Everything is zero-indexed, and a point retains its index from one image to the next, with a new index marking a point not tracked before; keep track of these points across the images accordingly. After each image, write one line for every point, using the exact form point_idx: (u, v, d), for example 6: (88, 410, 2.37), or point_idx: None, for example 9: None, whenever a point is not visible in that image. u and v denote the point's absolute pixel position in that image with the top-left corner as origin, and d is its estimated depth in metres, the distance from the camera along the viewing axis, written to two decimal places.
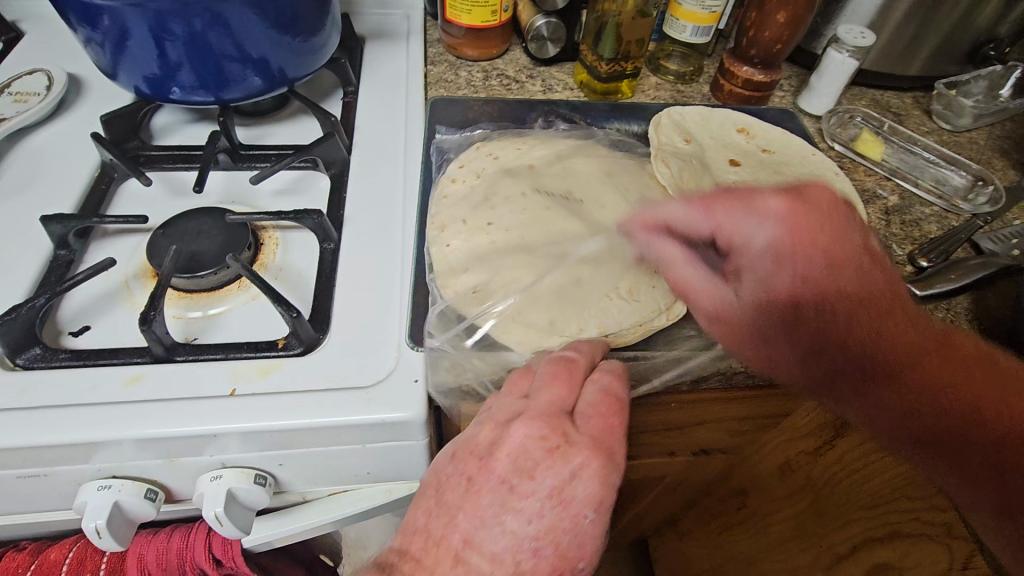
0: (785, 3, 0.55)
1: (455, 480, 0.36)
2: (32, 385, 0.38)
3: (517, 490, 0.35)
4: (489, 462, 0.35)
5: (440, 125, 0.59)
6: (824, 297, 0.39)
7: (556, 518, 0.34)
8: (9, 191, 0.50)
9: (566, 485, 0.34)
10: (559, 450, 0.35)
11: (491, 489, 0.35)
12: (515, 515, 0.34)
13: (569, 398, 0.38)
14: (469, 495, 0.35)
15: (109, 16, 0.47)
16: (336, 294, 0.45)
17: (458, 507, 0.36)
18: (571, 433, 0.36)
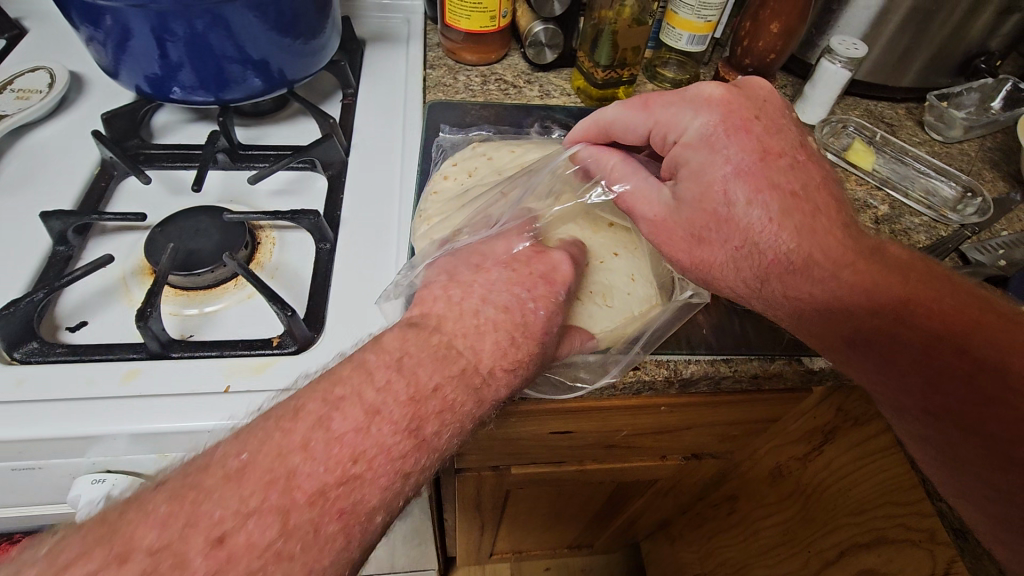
0: (780, 14, 0.56)
1: (440, 287, 0.40)
2: (29, 378, 0.39)
3: (507, 279, 0.40)
4: (491, 262, 0.42)
5: (442, 126, 0.59)
6: (779, 184, 0.39)
7: (513, 330, 0.38)
8: (10, 186, 0.50)
9: (550, 270, 0.42)
10: (543, 253, 0.43)
11: (480, 279, 0.41)
12: (477, 324, 0.38)
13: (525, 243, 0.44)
14: (450, 289, 0.40)
15: (112, 16, 0.48)
16: (330, 295, 0.46)
17: (436, 300, 0.39)
18: (539, 255, 0.43)
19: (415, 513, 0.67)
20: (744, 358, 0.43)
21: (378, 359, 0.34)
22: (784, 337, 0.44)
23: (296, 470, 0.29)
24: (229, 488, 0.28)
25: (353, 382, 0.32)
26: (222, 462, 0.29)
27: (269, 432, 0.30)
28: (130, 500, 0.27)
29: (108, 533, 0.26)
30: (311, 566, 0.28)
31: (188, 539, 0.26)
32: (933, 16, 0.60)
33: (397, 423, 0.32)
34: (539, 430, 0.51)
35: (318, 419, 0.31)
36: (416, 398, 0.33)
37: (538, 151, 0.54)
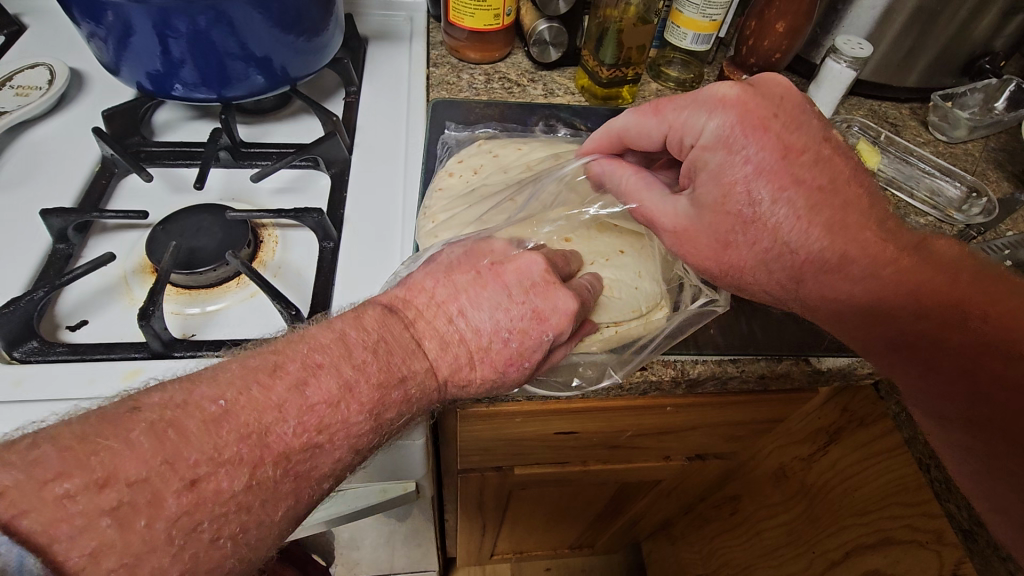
0: (785, 14, 0.56)
1: (436, 278, 0.37)
2: (28, 378, 0.38)
3: (508, 296, 0.37)
4: (499, 270, 0.38)
5: (449, 124, 0.59)
6: (808, 180, 0.38)
7: (477, 354, 0.35)
8: (9, 184, 0.50)
9: (545, 308, 0.37)
10: (552, 288, 0.38)
11: (475, 287, 0.37)
12: (454, 334, 0.35)
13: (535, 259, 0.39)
14: (444, 280, 0.37)
15: (113, 12, 0.47)
16: (334, 293, 0.45)
17: (423, 289, 0.36)
18: (539, 285, 0.38)
19: (416, 513, 0.67)
20: (753, 358, 0.43)
21: (359, 338, 0.32)
22: (792, 336, 0.43)
23: (270, 429, 0.28)
24: (207, 434, 0.26)
25: (331, 352, 0.30)
26: (199, 404, 0.27)
27: (247, 383, 0.28)
28: (108, 417, 0.26)
29: (86, 455, 0.24)
30: (263, 522, 0.27)
31: (164, 477, 0.25)
32: (938, 16, 0.60)
33: (363, 406, 0.30)
34: (544, 430, 0.51)
35: (296, 381, 0.29)
36: (384, 385, 0.31)
37: (544, 150, 0.54)
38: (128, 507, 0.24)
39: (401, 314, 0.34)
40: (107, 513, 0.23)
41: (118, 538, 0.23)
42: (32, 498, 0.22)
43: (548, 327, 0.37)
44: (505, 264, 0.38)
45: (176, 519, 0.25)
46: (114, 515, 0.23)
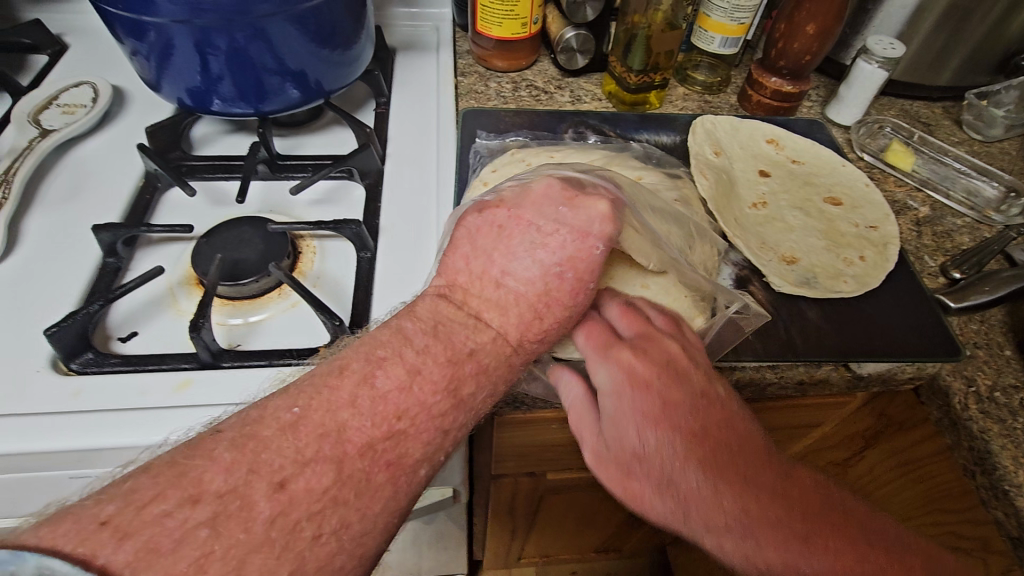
0: (816, 15, 0.55)
1: (480, 233, 0.36)
2: (84, 389, 0.40)
3: (541, 228, 0.35)
4: (515, 211, 0.36)
5: (481, 131, 0.60)
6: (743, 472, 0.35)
7: (537, 301, 0.34)
8: (59, 200, 0.51)
9: (581, 220, 0.35)
10: (578, 199, 0.36)
11: (502, 241, 0.35)
12: (504, 294, 0.33)
13: (553, 191, 0.37)
14: (470, 250, 0.35)
15: (156, 31, 0.49)
16: (372, 304, 0.46)
17: (458, 269, 0.35)
18: (566, 216, 0.35)
19: (444, 517, 0.67)
20: (792, 364, 0.42)
21: (414, 325, 0.32)
22: (830, 341, 0.43)
23: (346, 423, 0.27)
24: (286, 439, 0.26)
25: (393, 344, 0.30)
26: (276, 415, 0.27)
27: (317, 387, 0.28)
28: (192, 443, 0.26)
29: (178, 476, 0.24)
30: (361, 513, 0.26)
31: (251, 484, 0.25)
32: (971, 14, 0.59)
33: (436, 383, 0.30)
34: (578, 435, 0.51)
35: (363, 375, 0.29)
36: (453, 359, 0.31)
37: (577, 157, 0.54)
38: (223, 515, 0.23)
39: (451, 299, 0.34)
40: (204, 523, 0.23)
41: (218, 544, 0.23)
42: (134, 521, 0.22)
43: (597, 236, 0.35)
44: (519, 208, 0.36)
45: (273, 520, 0.24)
46: (212, 524, 0.23)
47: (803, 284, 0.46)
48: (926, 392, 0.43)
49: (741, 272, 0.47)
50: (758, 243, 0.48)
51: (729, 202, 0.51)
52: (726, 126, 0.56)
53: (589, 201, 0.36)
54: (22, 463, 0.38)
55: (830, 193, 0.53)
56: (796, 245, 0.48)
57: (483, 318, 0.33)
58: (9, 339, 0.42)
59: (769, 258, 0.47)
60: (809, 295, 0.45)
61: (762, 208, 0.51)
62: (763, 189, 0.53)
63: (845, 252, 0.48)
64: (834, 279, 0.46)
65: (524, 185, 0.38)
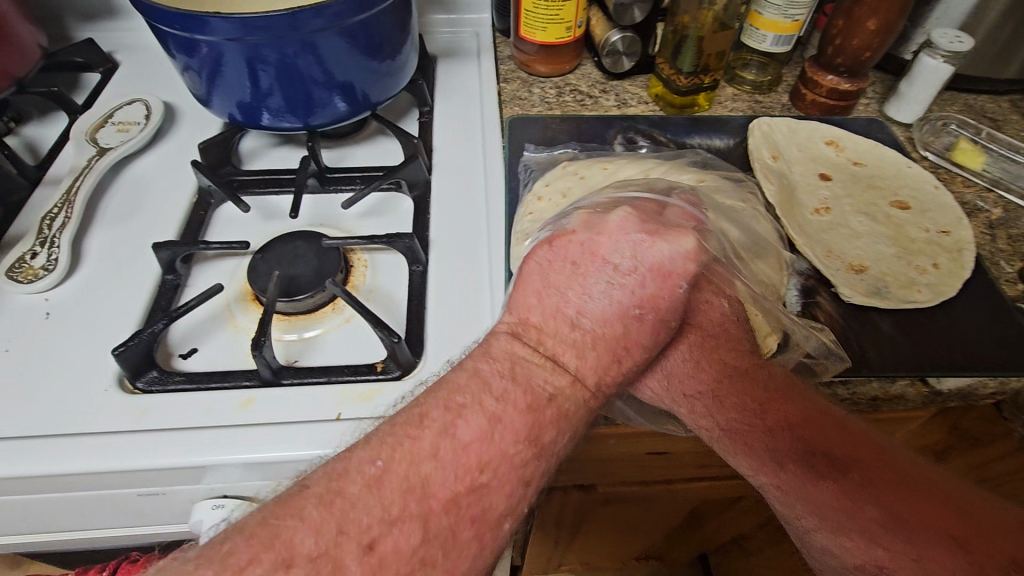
0: (877, 10, 0.53)
1: (556, 269, 0.35)
2: (151, 407, 0.40)
3: (621, 267, 0.35)
4: (592, 247, 0.36)
5: (529, 144, 0.59)
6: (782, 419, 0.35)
7: (614, 342, 0.33)
8: (118, 218, 0.52)
9: (662, 258, 0.35)
10: (657, 235, 0.36)
11: (577, 279, 0.34)
12: (581, 335, 0.33)
13: (631, 223, 0.37)
14: (542, 286, 0.35)
15: (207, 46, 0.49)
16: (428, 318, 0.46)
17: (530, 306, 0.34)
18: (645, 250, 0.35)
19: None
20: (866, 379, 0.40)
21: (491, 367, 0.31)
22: (905, 354, 0.41)
23: (429, 476, 0.27)
24: (371, 495, 0.26)
25: (472, 390, 0.30)
26: (360, 469, 0.26)
27: (398, 438, 0.27)
28: (281, 499, 0.25)
29: (269, 538, 0.24)
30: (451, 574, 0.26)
31: (342, 546, 0.25)
32: None
33: (518, 432, 0.29)
34: (636, 449, 0.50)
35: (443, 426, 0.28)
36: (533, 406, 0.30)
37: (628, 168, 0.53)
38: None
39: (526, 339, 0.33)
40: None
41: None
42: None
43: (679, 274, 0.35)
44: (598, 243, 0.36)
45: None
46: None
47: (874, 294, 0.44)
48: (1007, 409, 0.41)
49: (807, 281, 0.45)
50: (823, 251, 0.46)
51: (791, 208, 0.49)
52: (785, 129, 0.54)
53: (668, 237, 0.36)
54: (90, 481, 0.38)
55: (896, 196, 0.51)
56: (864, 253, 0.47)
57: (559, 361, 0.32)
58: (76, 357, 0.43)
59: (836, 267, 0.45)
60: (881, 306, 0.43)
61: (826, 214, 0.49)
62: (826, 194, 0.51)
63: (916, 259, 0.46)
64: (908, 289, 0.44)
65: (597, 217, 0.38)
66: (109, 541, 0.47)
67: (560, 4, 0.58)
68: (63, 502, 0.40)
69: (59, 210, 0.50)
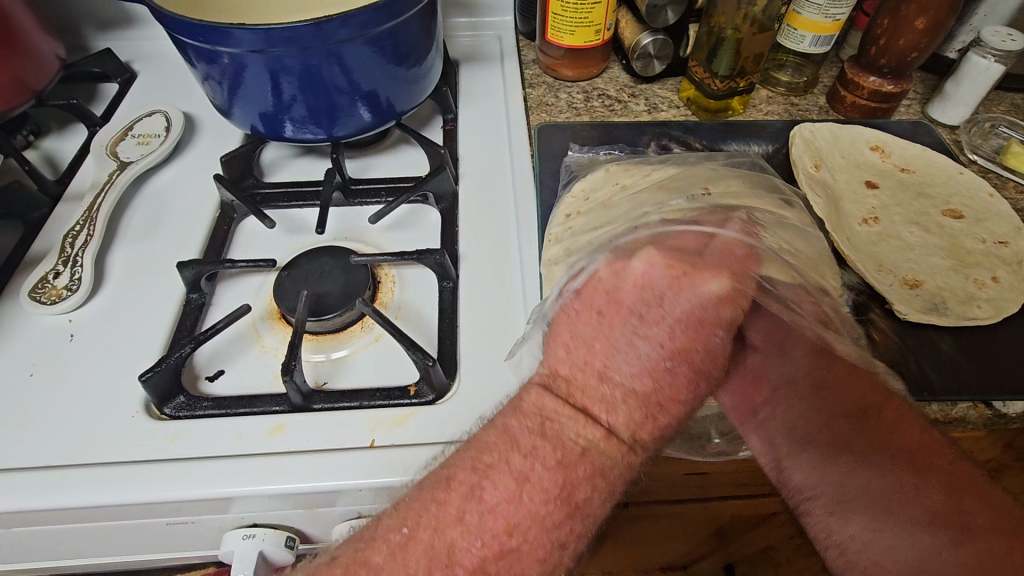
0: (926, 8, 0.50)
1: (583, 318, 0.32)
2: (179, 434, 0.39)
3: (647, 317, 0.30)
4: (615, 295, 0.31)
5: (573, 145, 0.57)
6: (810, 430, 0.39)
7: (649, 397, 0.30)
8: (140, 234, 0.51)
9: (691, 307, 0.30)
10: (685, 279, 0.31)
11: (603, 332, 0.31)
12: (611, 390, 0.30)
13: (657, 265, 0.31)
14: (571, 337, 0.32)
15: (230, 57, 0.48)
16: (461, 338, 0.44)
17: (561, 357, 0.31)
18: (669, 296, 0.30)
19: None
20: (925, 402, 0.38)
21: (522, 425, 0.29)
22: (967, 375, 0.38)
23: (454, 545, 0.26)
24: (395, 565, 0.26)
25: (500, 448, 0.28)
26: (388, 541, 0.27)
27: (424, 503, 0.27)
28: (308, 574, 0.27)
29: None
30: None
31: None
32: None
33: (546, 491, 0.27)
34: (676, 470, 0.48)
35: (469, 489, 0.27)
36: (565, 462, 0.28)
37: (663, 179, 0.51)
38: None
39: (556, 391, 0.30)
40: None
41: None
42: None
43: (712, 323, 0.30)
44: (620, 289, 0.32)
45: None
46: None
47: (930, 311, 0.41)
48: None
49: (858, 297, 0.43)
50: (874, 265, 0.44)
51: (837, 220, 0.47)
52: (828, 135, 0.52)
53: (703, 278, 0.31)
54: (116, 512, 0.37)
55: (948, 204, 0.48)
56: (917, 266, 0.44)
57: (592, 414, 0.29)
58: (100, 381, 0.42)
59: (890, 282, 0.43)
60: (939, 324, 0.40)
61: (874, 225, 0.47)
62: (873, 203, 0.48)
63: (974, 272, 0.44)
64: (969, 305, 0.42)
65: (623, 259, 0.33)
66: (134, 565, 0.45)
67: (590, 5, 0.56)
68: (89, 531, 0.39)
69: (81, 227, 0.49)
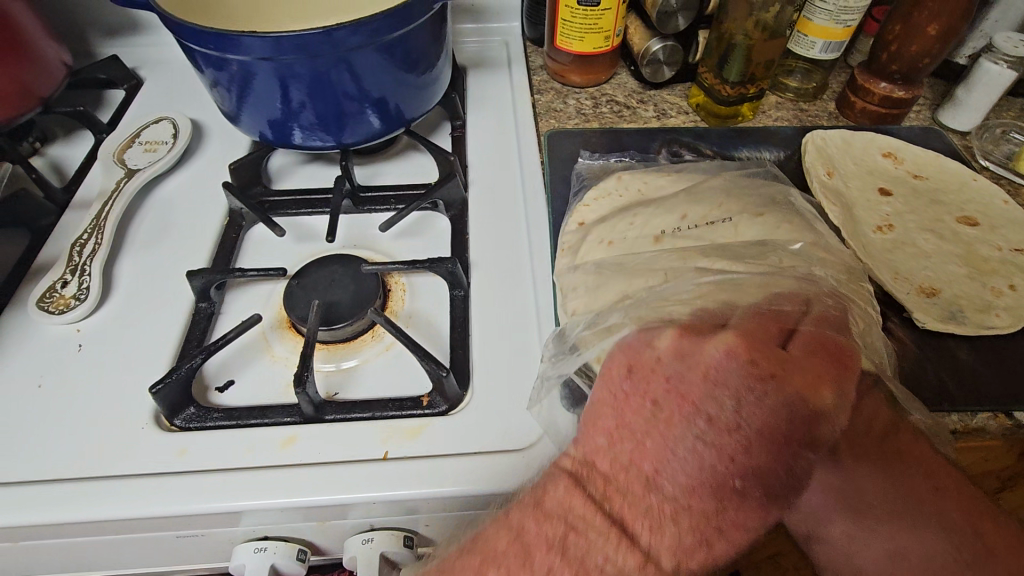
0: (938, 15, 0.50)
1: (636, 407, 0.32)
2: (190, 446, 0.38)
3: (714, 425, 0.30)
4: (679, 390, 0.31)
5: (584, 152, 0.57)
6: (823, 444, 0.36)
7: (704, 519, 0.29)
8: (149, 242, 0.51)
9: (762, 421, 0.30)
10: (759, 387, 0.31)
11: (660, 430, 0.30)
12: (660, 501, 0.29)
13: (724, 362, 0.32)
14: (616, 427, 0.31)
15: (239, 63, 0.47)
16: (473, 347, 0.43)
17: (602, 449, 0.31)
18: (741, 400, 0.30)
19: None
20: (945, 413, 0.37)
21: (541, 530, 0.28)
22: (986, 384, 0.38)
23: None
24: None
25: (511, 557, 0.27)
26: None
27: None
28: None
29: None
30: None
31: None
32: None
33: None
34: None
35: None
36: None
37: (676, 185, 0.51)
38: None
39: (591, 490, 0.30)
40: None
41: None
42: None
43: (780, 438, 0.30)
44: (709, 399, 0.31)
45: None
46: None
47: (948, 320, 0.41)
48: None
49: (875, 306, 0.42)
50: (890, 273, 0.44)
51: (851, 227, 0.46)
52: (841, 142, 0.52)
53: (772, 387, 0.31)
54: (126, 526, 0.36)
55: (963, 211, 0.48)
56: (933, 274, 0.44)
57: (630, 531, 0.28)
58: (109, 391, 0.41)
59: (906, 290, 0.42)
60: (957, 332, 0.40)
61: (889, 232, 0.47)
62: (887, 210, 0.48)
63: (991, 280, 0.43)
64: (988, 314, 0.41)
65: (685, 347, 0.33)
66: None
67: (600, 12, 0.56)
68: (98, 545, 0.38)
69: (89, 235, 0.49)
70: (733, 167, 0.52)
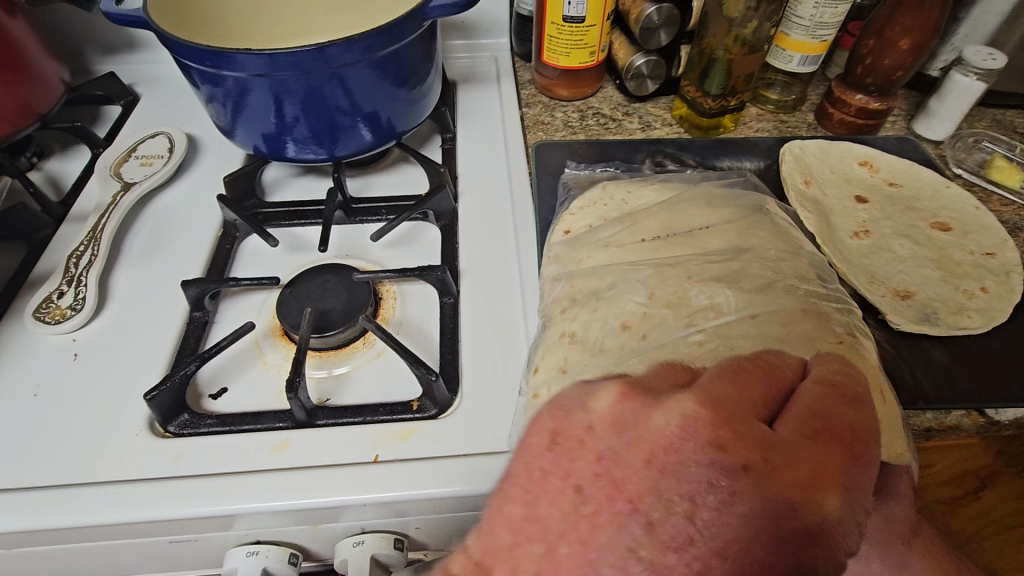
0: (909, 30, 0.52)
1: (555, 490, 0.27)
2: (183, 452, 0.39)
3: (651, 527, 0.25)
4: (607, 463, 0.27)
5: (570, 162, 0.59)
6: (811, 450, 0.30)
7: None
8: (144, 254, 0.52)
9: (712, 534, 0.24)
10: (710, 479, 0.25)
11: (580, 524, 0.25)
12: None
13: (673, 437, 0.27)
14: (525, 511, 0.26)
15: (234, 79, 0.49)
16: (462, 352, 0.44)
17: (506, 538, 0.26)
18: (696, 498, 0.25)
19: None
20: (920, 411, 0.38)
21: None
22: (960, 382, 0.39)
23: None
24: None
25: None
26: None
27: None
28: None
29: None
30: None
31: None
32: None
33: None
34: None
35: None
36: None
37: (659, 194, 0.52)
38: None
39: None
40: None
41: None
42: None
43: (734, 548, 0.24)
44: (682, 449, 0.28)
45: None
46: None
47: (923, 321, 0.42)
48: None
49: None
50: (866, 277, 0.45)
51: (829, 233, 0.48)
52: (816, 153, 0.54)
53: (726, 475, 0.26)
54: (120, 531, 0.37)
55: (937, 217, 0.49)
56: (908, 277, 0.45)
57: None
58: (103, 399, 0.42)
59: (882, 293, 0.44)
60: (932, 333, 0.41)
61: (865, 237, 0.48)
62: (864, 216, 0.50)
63: (963, 283, 0.45)
64: (962, 315, 0.43)
65: (622, 411, 0.28)
66: None
67: (586, 28, 0.58)
68: (92, 551, 0.39)
69: (85, 247, 0.50)
70: (715, 176, 0.54)
